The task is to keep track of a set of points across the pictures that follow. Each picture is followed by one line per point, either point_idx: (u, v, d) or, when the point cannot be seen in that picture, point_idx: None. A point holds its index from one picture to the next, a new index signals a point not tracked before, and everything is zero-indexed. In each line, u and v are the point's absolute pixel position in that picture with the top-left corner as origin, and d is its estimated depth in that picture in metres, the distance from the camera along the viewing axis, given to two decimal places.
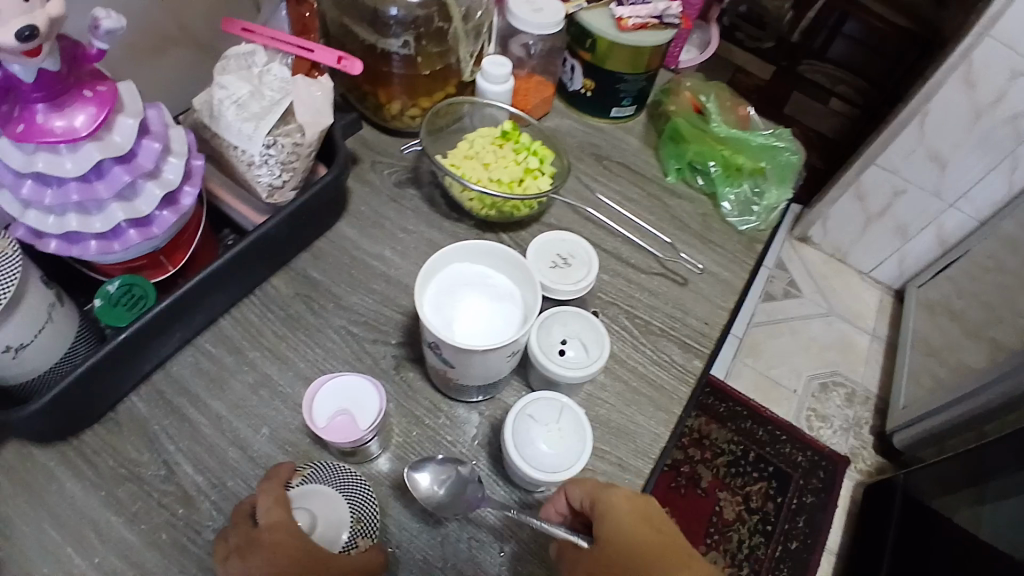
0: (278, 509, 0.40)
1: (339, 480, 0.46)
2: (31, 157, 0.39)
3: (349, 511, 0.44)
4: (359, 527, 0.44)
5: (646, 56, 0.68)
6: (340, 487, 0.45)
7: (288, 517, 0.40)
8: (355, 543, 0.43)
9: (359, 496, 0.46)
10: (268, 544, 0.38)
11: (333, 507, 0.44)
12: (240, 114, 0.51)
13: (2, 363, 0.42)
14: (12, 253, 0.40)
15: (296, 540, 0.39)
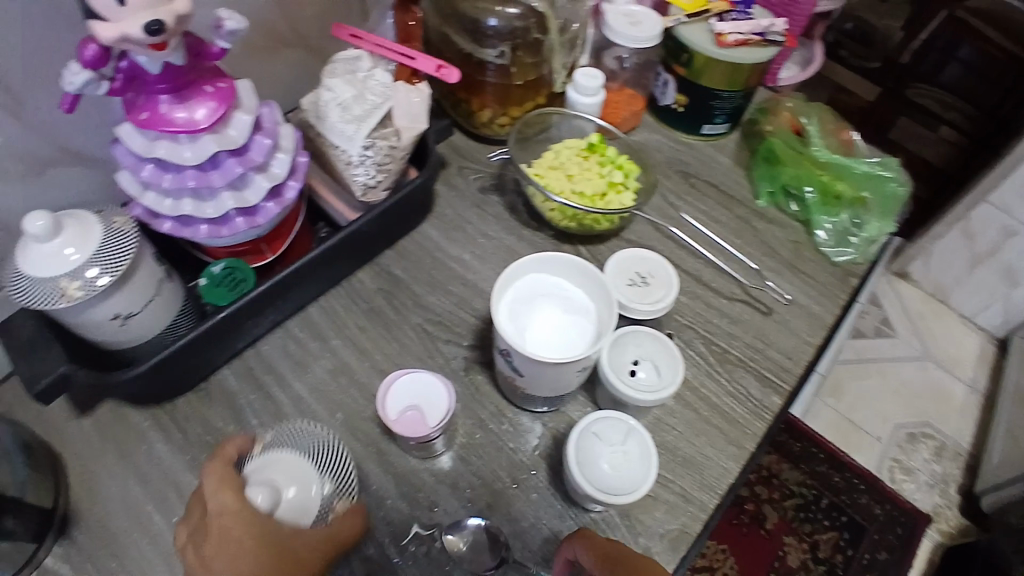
0: (229, 491, 0.38)
1: (305, 444, 0.44)
2: (154, 143, 0.43)
3: (319, 473, 0.42)
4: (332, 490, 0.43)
5: (746, 71, 0.65)
6: (306, 451, 0.43)
7: (241, 497, 0.38)
8: (332, 507, 0.42)
9: (327, 459, 0.44)
10: (213, 542, 0.38)
11: (299, 473, 0.42)
12: (343, 116, 0.53)
13: (112, 329, 0.47)
14: (128, 231, 0.46)
15: (243, 527, 0.37)
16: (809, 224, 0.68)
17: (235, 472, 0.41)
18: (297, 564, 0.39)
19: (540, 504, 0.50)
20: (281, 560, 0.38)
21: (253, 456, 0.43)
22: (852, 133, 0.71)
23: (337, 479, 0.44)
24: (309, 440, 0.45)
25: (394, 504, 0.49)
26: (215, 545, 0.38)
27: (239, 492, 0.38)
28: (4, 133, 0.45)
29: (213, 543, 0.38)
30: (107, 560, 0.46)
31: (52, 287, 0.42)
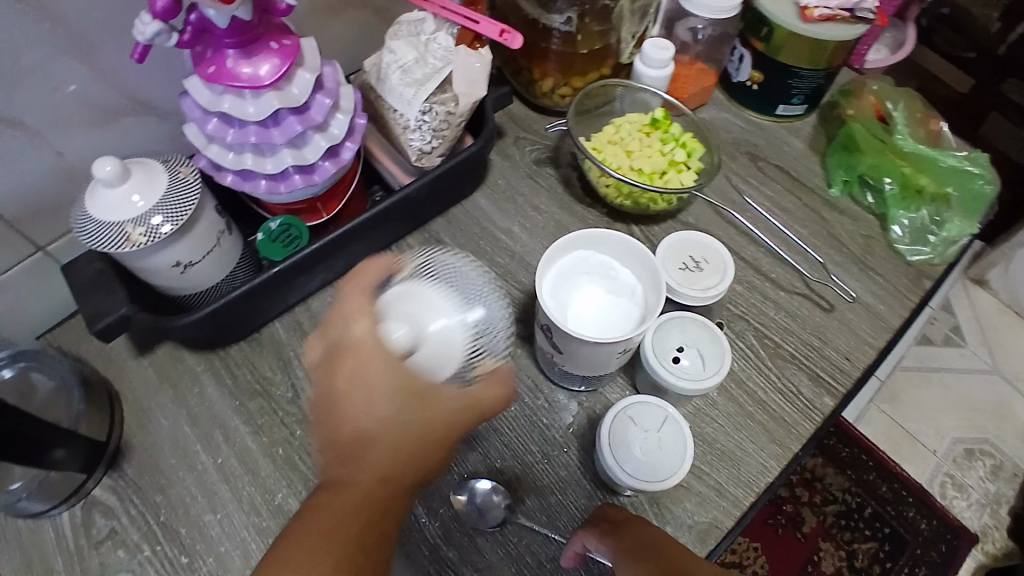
0: (365, 317, 0.35)
1: (448, 282, 0.36)
2: (219, 97, 0.44)
3: (454, 318, 0.34)
4: (472, 342, 0.34)
5: (829, 51, 0.61)
6: (439, 290, 0.35)
7: (376, 325, 0.34)
8: (472, 366, 0.35)
9: (457, 301, 0.35)
10: (343, 370, 0.34)
11: (436, 313, 0.34)
12: (404, 79, 0.53)
13: (173, 276, 0.49)
14: (191, 181, 0.47)
15: (375, 364, 0.33)
16: (885, 219, 0.63)
17: (376, 293, 0.36)
18: (434, 407, 0.34)
19: (568, 482, 0.50)
20: (412, 399, 0.34)
21: (398, 279, 0.36)
22: (942, 124, 0.65)
23: (482, 321, 0.35)
24: (461, 278, 0.37)
25: None
26: (344, 373, 0.34)
27: (374, 317, 0.35)
28: (81, 83, 0.47)
29: (341, 370, 0.34)
30: (153, 493, 0.49)
31: (118, 231, 0.44)
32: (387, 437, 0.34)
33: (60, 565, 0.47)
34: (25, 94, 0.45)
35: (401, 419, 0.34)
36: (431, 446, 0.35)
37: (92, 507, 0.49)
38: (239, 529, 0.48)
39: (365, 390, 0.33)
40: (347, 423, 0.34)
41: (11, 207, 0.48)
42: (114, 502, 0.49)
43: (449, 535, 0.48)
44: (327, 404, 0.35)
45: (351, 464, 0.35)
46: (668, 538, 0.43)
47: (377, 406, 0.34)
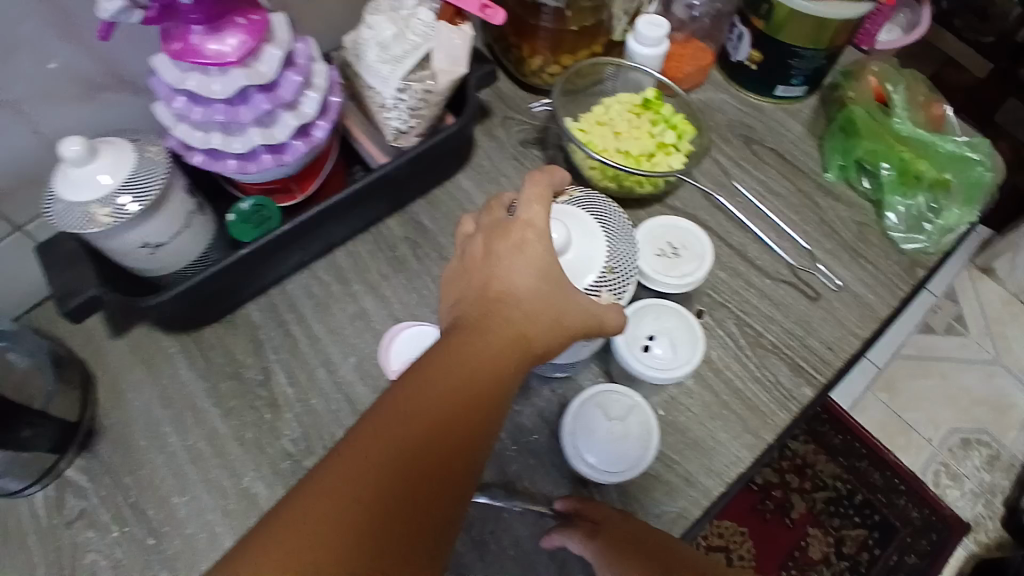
0: (539, 204, 0.44)
1: (604, 218, 0.49)
2: (185, 74, 0.43)
3: (605, 255, 0.46)
4: (607, 277, 0.46)
5: (833, 29, 0.57)
6: (599, 224, 0.47)
7: (545, 216, 0.43)
8: (598, 291, 0.46)
9: (611, 240, 0.48)
10: (509, 235, 0.43)
11: (589, 240, 0.46)
12: (380, 56, 0.51)
13: (144, 257, 0.49)
14: (159, 162, 0.47)
15: (533, 241, 0.43)
16: (881, 205, 0.61)
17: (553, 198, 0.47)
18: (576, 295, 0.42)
19: (537, 469, 0.50)
20: (557, 282, 0.42)
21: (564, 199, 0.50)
22: (943, 107, 0.62)
23: (615, 264, 0.47)
24: (611, 217, 0.49)
25: None
26: (512, 241, 0.43)
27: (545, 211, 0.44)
28: (64, 60, 0.46)
29: (512, 240, 0.43)
30: (123, 474, 0.51)
31: (83, 213, 0.44)
32: (529, 301, 0.41)
33: (34, 541, 0.48)
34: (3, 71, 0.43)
35: (545, 291, 0.41)
36: (553, 326, 0.41)
37: (64, 487, 0.50)
38: (205, 511, 0.50)
39: (524, 261, 0.42)
40: (499, 279, 0.42)
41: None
42: (86, 483, 0.50)
43: None
44: (484, 265, 0.43)
45: (488, 317, 0.40)
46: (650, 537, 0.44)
47: (533, 272, 0.42)
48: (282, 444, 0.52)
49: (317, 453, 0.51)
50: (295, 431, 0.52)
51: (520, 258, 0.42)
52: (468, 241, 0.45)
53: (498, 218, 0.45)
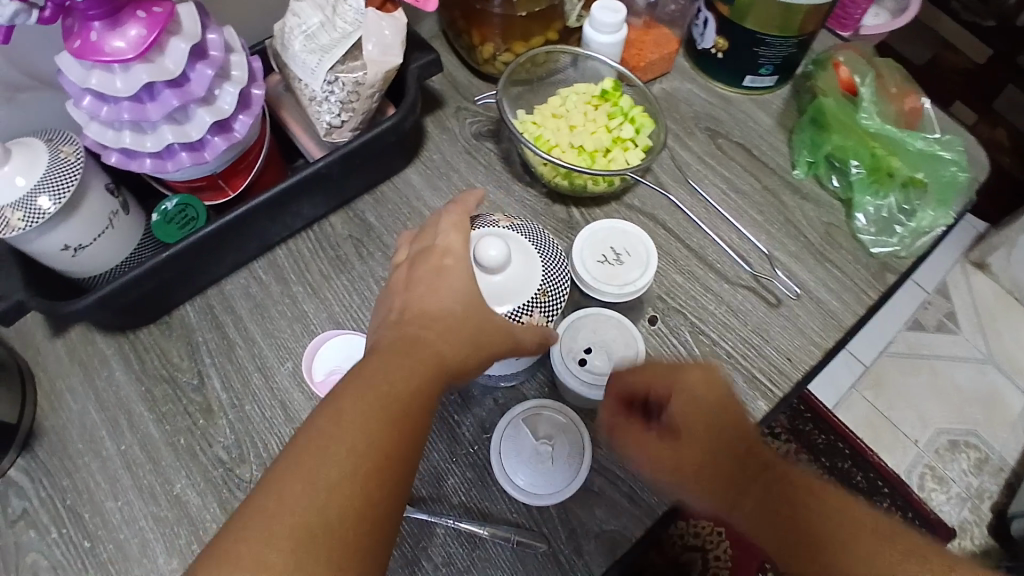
0: (457, 230, 0.42)
1: (542, 241, 0.46)
2: (87, 72, 0.41)
3: (541, 277, 0.44)
4: (541, 301, 0.43)
5: (803, 14, 0.53)
6: (536, 245, 0.45)
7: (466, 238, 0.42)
8: (531, 312, 0.43)
9: (548, 260, 0.45)
10: (432, 263, 0.41)
11: (527, 263, 0.43)
12: (307, 46, 0.49)
13: (65, 260, 0.47)
14: (74, 160, 0.45)
15: (454, 266, 0.40)
16: (851, 205, 0.57)
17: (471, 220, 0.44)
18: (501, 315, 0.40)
19: (472, 482, 0.48)
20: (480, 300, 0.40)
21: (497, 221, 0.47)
22: (922, 98, 0.59)
23: (549, 287, 0.44)
24: (543, 238, 0.47)
25: None
26: (433, 266, 0.41)
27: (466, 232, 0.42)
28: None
29: (433, 264, 0.41)
30: (61, 476, 0.49)
31: None
32: (452, 323, 0.38)
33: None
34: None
35: (471, 313, 0.39)
36: (478, 346, 0.39)
37: (6, 487, 0.49)
38: (138, 517, 0.48)
39: (445, 280, 0.40)
40: (420, 305, 0.39)
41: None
42: (27, 484, 0.49)
43: None
44: (404, 292, 0.41)
45: (408, 342, 0.38)
46: (742, 412, 0.38)
47: (455, 293, 0.39)
48: (214, 451, 0.50)
49: (250, 462, 0.50)
50: (228, 438, 0.51)
51: (442, 280, 0.40)
52: (394, 274, 0.43)
53: (421, 245, 0.43)
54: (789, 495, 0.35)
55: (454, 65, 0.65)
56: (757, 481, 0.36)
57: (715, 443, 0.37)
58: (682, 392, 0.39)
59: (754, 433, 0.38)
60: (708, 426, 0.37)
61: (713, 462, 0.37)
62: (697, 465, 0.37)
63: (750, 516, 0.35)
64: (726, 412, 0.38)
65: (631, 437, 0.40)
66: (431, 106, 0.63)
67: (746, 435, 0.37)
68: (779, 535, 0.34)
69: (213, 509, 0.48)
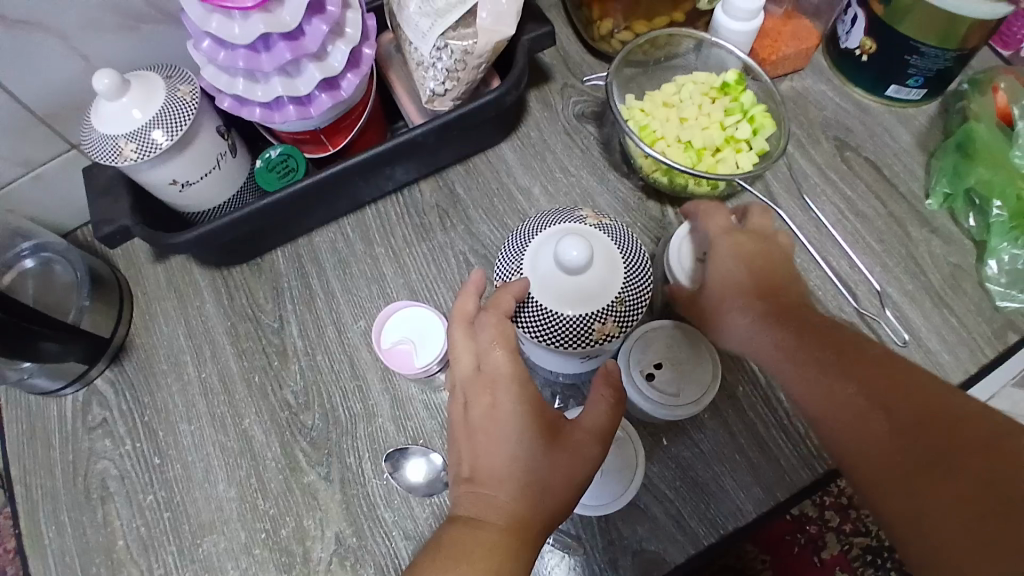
0: (503, 347, 0.38)
1: (630, 244, 0.44)
2: (207, 15, 0.41)
3: (621, 283, 0.42)
4: (618, 308, 0.41)
5: (968, 26, 0.46)
6: (623, 248, 0.43)
7: (511, 357, 0.37)
8: (604, 319, 0.41)
9: (632, 267, 0.43)
10: (488, 401, 0.36)
11: (609, 266, 0.41)
12: (421, 8, 0.48)
13: (173, 193, 0.50)
14: (189, 101, 0.47)
15: (512, 396, 0.36)
16: (984, 248, 0.50)
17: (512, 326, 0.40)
18: (573, 442, 0.36)
19: None
20: (547, 432, 0.36)
21: (586, 217, 0.44)
22: None
23: (627, 295, 0.42)
24: (632, 243, 0.44)
25: (383, 423, 0.51)
26: (485, 406, 0.36)
27: (510, 349, 0.38)
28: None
29: (485, 399, 0.36)
30: (145, 393, 0.54)
31: (112, 144, 0.45)
32: (522, 475, 0.34)
33: (56, 441, 0.53)
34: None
35: (541, 457, 0.35)
36: (557, 489, 0.35)
37: (92, 394, 0.54)
38: (206, 443, 0.51)
39: (506, 422, 0.36)
40: (487, 461, 0.35)
41: (37, 100, 0.51)
42: (110, 395, 0.54)
43: (390, 498, 0.49)
44: (464, 444, 0.36)
45: (481, 509, 0.34)
46: (765, 254, 0.43)
47: (521, 437, 0.35)
48: (284, 394, 0.52)
49: (313, 411, 0.52)
50: (297, 384, 0.53)
51: (501, 419, 0.36)
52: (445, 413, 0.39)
53: (465, 373, 0.38)
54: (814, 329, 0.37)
55: (567, 38, 0.62)
56: (781, 316, 0.39)
57: (727, 279, 0.42)
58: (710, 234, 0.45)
59: (775, 269, 0.42)
60: (723, 262, 0.43)
61: (724, 301, 0.42)
62: (712, 302, 0.43)
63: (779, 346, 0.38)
64: (752, 250, 0.43)
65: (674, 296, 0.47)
66: (536, 80, 0.61)
67: (766, 273, 0.42)
68: (816, 369, 0.35)
69: (276, 448, 0.51)
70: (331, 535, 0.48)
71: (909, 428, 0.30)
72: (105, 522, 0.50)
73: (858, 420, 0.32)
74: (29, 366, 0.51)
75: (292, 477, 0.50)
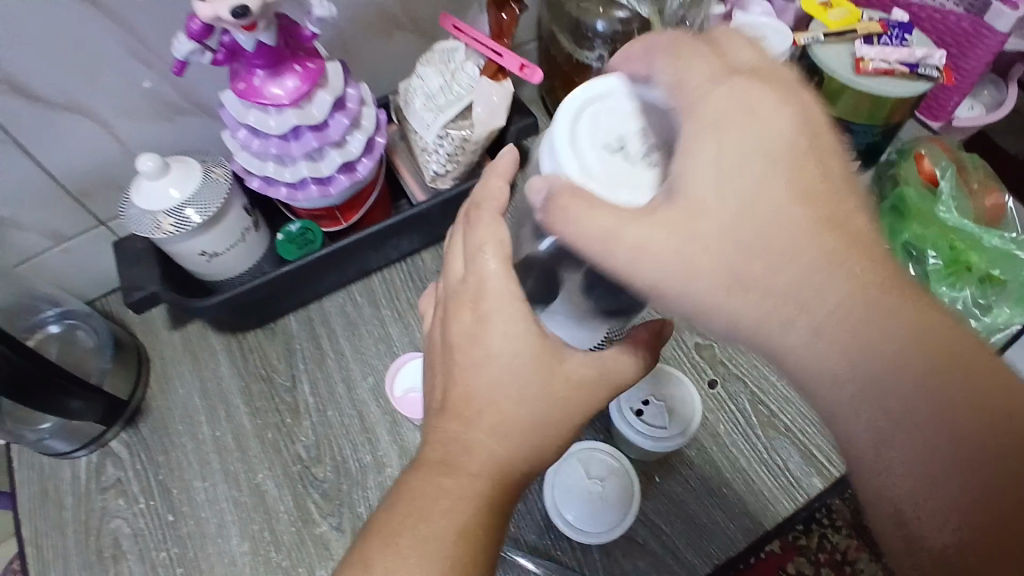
0: (494, 249, 0.37)
1: None
2: (246, 110, 0.48)
3: None
4: None
5: (891, 106, 0.59)
6: None
7: (501, 268, 0.37)
8: None
9: None
10: (474, 310, 0.37)
11: None
12: (426, 104, 0.56)
13: (202, 262, 0.55)
14: (223, 183, 0.53)
15: (494, 313, 0.37)
16: None
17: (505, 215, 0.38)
18: (562, 387, 0.38)
19: (524, 515, 0.51)
20: (540, 368, 0.37)
21: None
22: (1005, 196, 0.60)
23: None
24: None
25: (391, 472, 0.54)
26: (469, 318, 0.38)
27: (501, 255, 0.36)
28: (152, 81, 0.55)
29: (468, 309, 0.38)
30: (159, 452, 0.56)
31: (151, 219, 0.50)
32: (504, 414, 0.38)
33: (68, 501, 0.56)
34: (92, 87, 0.52)
35: (527, 399, 0.38)
36: (547, 429, 0.38)
37: (105, 456, 0.57)
38: (220, 499, 0.54)
39: (490, 347, 0.37)
40: (465, 388, 0.38)
41: (78, 183, 0.58)
42: (124, 455, 0.57)
43: None
44: (445, 364, 0.39)
45: (460, 446, 0.38)
46: (804, 150, 0.33)
47: (505, 372, 0.37)
48: (296, 449, 0.55)
49: (325, 464, 0.54)
50: (309, 438, 0.56)
51: (490, 343, 0.37)
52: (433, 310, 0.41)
53: (455, 276, 0.39)
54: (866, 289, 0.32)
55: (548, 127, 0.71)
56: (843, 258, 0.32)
57: (757, 203, 0.32)
58: (701, 105, 0.33)
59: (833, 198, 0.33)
60: (746, 172, 0.32)
61: (763, 247, 0.32)
62: (741, 246, 0.32)
63: (828, 336, 0.32)
64: (775, 144, 0.33)
65: (581, 207, 0.30)
66: None
67: (809, 189, 0.33)
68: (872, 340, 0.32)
69: (288, 502, 0.53)
70: None
71: (981, 446, 0.31)
72: None
73: (927, 430, 0.31)
74: (46, 427, 0.55)
75: (305, 528, 0.52)
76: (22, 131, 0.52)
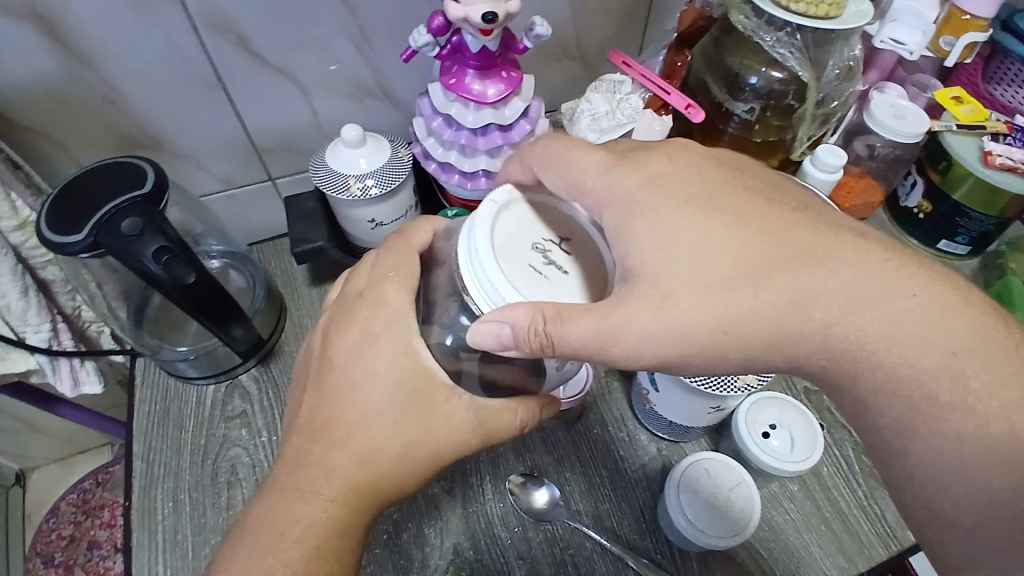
0: (397, 280, 0.42)
1: None
2: (450, 103, 0.55)
3: None
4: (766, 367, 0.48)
5: (1007, 200, 0.62)
6: None
7: (402, 292, 0.41)
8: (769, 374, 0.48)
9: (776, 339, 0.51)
10: (354, 330, 0.42)
11: None
12: (591, 126, 0.61)
13: (366, 229, 0.60)
14: (405, 162, 0.58)
15: (373, 337, 0.41)
16: None
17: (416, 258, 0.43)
18: (433, 412, 0.40)
19: (626, 513, 0.54)
20: (415, 399, 0.40)
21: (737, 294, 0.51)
22: None
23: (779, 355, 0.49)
24: None
25: (503, 451, 0.57)
26: (354, 335, 0.41)
27: (406, 289, 0.41)
28: (352, 62, 0.61)
29: (356, 328, 0.41)
30: (285, 394, 0.60)
31: (343, 181, 0.56)
32: (369, 432, 0.41)
33: (189, 424, 0.59)
34: (301, 58, 0.58)
35: (395, 424, 0.40)
36: (417, 458, 0.41)
37: (233, 388, 0.61)
38: None
39: (364, 368, 0.41)
40: (338, 404, 0.41)
41: (260, 139, 0.63)
42: (252, 390, 0.61)
43: (506, 519, 0.54)
44: (327, 373, 0.42)
45: (326, 456, 0.41)
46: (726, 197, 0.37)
47: (377, 396, 0.40)
48: None
49: None
50: None
51: (373, 361, 0.41)
52: (328, 316, 0.44)
53: (354, 292, 0.44)
54: (798, 329, 0.35)
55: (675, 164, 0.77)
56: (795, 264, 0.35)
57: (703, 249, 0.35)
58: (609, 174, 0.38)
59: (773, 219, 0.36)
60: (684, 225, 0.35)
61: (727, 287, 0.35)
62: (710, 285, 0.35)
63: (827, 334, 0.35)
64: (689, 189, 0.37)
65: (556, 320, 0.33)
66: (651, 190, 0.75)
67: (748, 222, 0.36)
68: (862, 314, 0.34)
69: None
70: (448, 545, 0.53)
71: None
72: (228, 505, 0.55)
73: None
74: (186, 349, 0.59)
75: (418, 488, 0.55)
76: (232, 83, 0.58)
